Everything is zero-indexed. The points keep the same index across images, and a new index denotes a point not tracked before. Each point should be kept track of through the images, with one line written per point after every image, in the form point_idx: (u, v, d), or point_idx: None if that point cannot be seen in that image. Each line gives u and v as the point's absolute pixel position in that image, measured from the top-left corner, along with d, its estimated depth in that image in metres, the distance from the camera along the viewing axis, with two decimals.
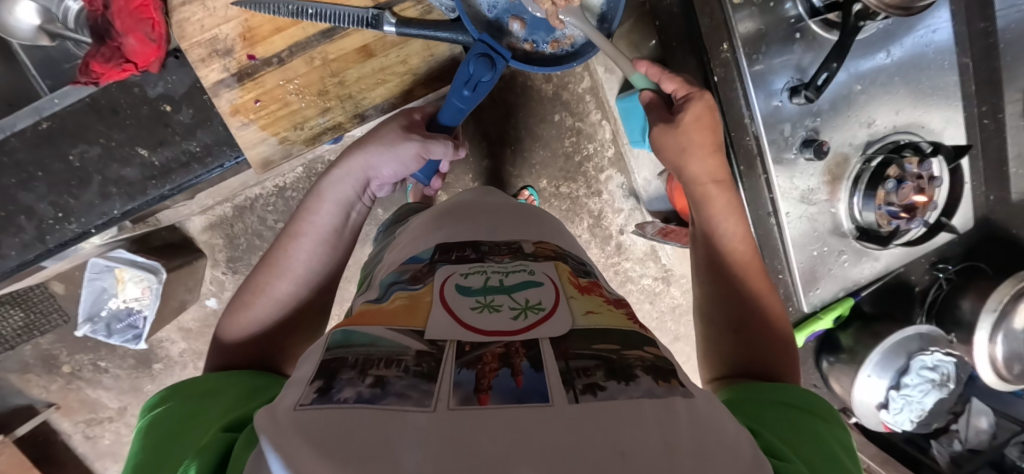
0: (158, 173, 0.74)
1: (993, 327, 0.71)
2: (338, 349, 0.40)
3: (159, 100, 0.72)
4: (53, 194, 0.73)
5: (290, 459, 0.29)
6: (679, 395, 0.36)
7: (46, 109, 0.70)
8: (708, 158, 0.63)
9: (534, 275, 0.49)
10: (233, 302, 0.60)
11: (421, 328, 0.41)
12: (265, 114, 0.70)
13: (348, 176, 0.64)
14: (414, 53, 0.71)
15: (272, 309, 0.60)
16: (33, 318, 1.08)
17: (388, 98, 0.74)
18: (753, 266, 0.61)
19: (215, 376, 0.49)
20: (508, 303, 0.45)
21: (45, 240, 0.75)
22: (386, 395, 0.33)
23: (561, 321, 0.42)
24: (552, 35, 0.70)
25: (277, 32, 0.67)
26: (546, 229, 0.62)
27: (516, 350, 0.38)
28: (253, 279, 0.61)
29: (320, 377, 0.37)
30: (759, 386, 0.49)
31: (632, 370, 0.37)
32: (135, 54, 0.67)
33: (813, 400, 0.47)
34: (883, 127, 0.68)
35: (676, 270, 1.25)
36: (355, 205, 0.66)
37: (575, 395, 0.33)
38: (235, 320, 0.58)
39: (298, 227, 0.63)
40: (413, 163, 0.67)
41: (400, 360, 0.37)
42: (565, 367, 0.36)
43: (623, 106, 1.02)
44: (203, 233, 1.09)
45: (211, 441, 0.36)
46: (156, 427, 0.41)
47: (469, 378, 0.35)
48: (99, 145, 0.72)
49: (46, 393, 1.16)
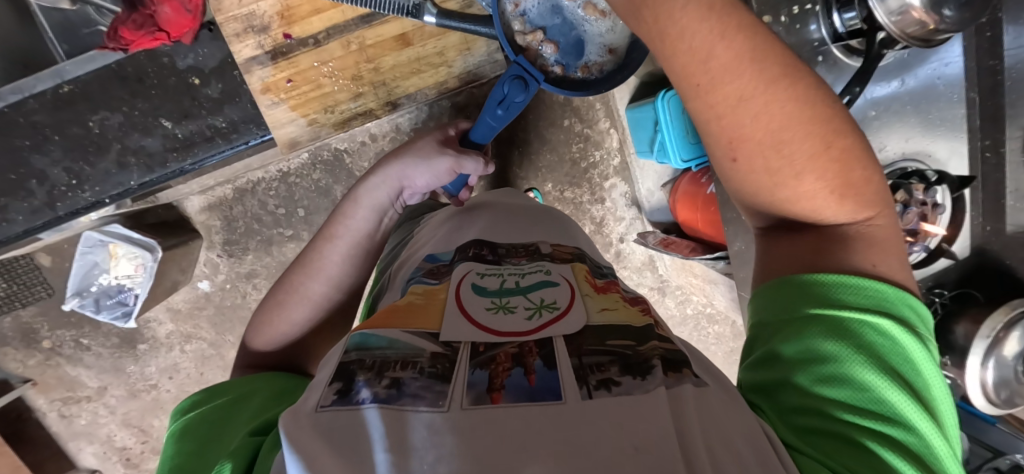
0: (179, 146, 0.73)
1: (986, 353, 0.71)
2: (357, 352, 0.39)
3: (188, 73, 0.71)
4: (69, 159, 0.71)
5: (308, 459, 0.30)
6: (688, 383, 0.37)
7: (67, 73, 0.68)
8: (716, 40, 0.40)
9: (550, 276, 0.50)
10: (267, 300, 0.62)
11: (436, 329, 0.42)
12: (297, 94, 0.70)
13: (384, 183, 0.64)
14: (451, 46, 0.72)
15: (303, 310, 0.61)
16: (16, 289, 1.04)
17: (423, 87, 0.75)
18: (814, 150, 0.42)
19: (242, 380, 0.48)
20: (523, 304, 0.45)
21: (55, 208, 0.73)
22: (401, 396, 0.34)
23: (576, 318, 0.43)
24: (581, 61, 0.70)
25: (315, 13, 0.66)
26: (567, 234, 0.63)
27: (530, 350, 0.39)
28: (287, 277, 0.63)
29: (339, 378, 0.37)
30: (786, 291, 0.43)
31: (648, 364, 0.38)
32: (170, 23, 0.66)
33: (859, 293, 0.41)
34: (893, 153, 0.73)
35: (671, 281, 1.26)
36: (388, 211, 0.66)
37: (588, 392, 0.34)
38: (270, 317, 0.60)
39: (333, 229, 0.64)
40: (446, 176, 0.67)
41: (416, 361, 0.37)
42: (578, 364, 0.37)
43: (634, 116, 1.03)
44: (201, 213, 1.07)
45: (241, 446, 0.36)
46: (186, 433, 0.41)
47: (483, 377, 0.36)
48: (121, 113, 0.71)
49: (23, 368, 1.12)
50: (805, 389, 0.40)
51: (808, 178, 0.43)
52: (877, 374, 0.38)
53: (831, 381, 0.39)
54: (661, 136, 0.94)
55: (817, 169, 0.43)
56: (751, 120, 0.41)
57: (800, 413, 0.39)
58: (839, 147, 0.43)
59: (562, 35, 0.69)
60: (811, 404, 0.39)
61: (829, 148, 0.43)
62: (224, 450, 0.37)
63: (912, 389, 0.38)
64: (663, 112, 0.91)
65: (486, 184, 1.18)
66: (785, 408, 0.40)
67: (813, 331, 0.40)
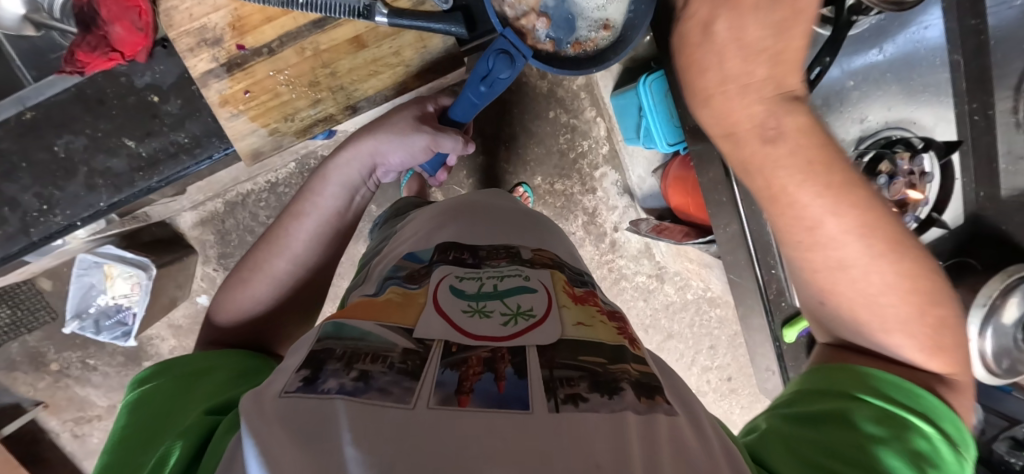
0: (144, 164, 0.65)
1: (984, 321, 0.68)
2: (329, 340, 0.39)
3: (146, 91, 0.63)
4: (39, 184, 0.64)
5: (262, 441, 0.28)
6: (661, 412, 0.36)
7: (30, 99, 0.61)
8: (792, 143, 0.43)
9: (529, 281, 0.48)
10: (232, 277, 0.60)
11: (411, 325, 0.41)
12: (255, 105, 0.64)
13: (356, 159, 0.63)
14: (407, 45, 0.66)
15: (268, 288, 0.58)
16: (20, 315, 1.06)
17: (381, 89, 0.69)
18: (878, 229, 0.42)
19: (202, 355, 0.47)
20: (499, 309, 0.44)
21: (29, 233, 0.66)
22: (368, 389, 0.33)
23: (551, 330, 0.42)
24: (570, 37, 0.69)
25: (267, 21, 0.61)
26: (546, 236, 0.60)
27: (502, 356, 0.37)
28: (252, 254, 0.60)
29: (307, 366, 0.36)
30: (828, 370, 0.44)
31: (618, 383, 0.37)
32: (122, 43, 0.59)
33: (907, 394, 0.40)
34: (874, 123, 0.73)
35: (669, 267, 1.25)
36: (360, 189, 0.65)
37: (556, 405, 0.33)
38: (233, 296, 0.57)
39: (300, 207, 0.62)
40: (423, 154, 0.67)
41: (386, 356, 0.36)
42: (548, 376, 0.36)
43: (618, 103, 1.01)
44: (194, 229, 1.08)
45: (193, 426, 0.35)
46: (141, 408, 0.40)
47: (452, 378, 0.35)
48: (85, 136, 0.63)
49: (34, 391, 1.14)
50: (822, 444, 0.37)
51: (871, 250, 0.42)
52: (904, 461, 0.36)
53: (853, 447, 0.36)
54: (646, 122, 0.93)
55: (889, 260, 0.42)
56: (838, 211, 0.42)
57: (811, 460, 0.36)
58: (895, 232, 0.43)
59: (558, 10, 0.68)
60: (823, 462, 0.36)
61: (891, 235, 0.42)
62: (176, 427, 0.36)
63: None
64: (645, 97, 0.89)
65: (475, 181, 1.17)
66: (795, 456, 0.37)
67: (845, 400, 0.40)
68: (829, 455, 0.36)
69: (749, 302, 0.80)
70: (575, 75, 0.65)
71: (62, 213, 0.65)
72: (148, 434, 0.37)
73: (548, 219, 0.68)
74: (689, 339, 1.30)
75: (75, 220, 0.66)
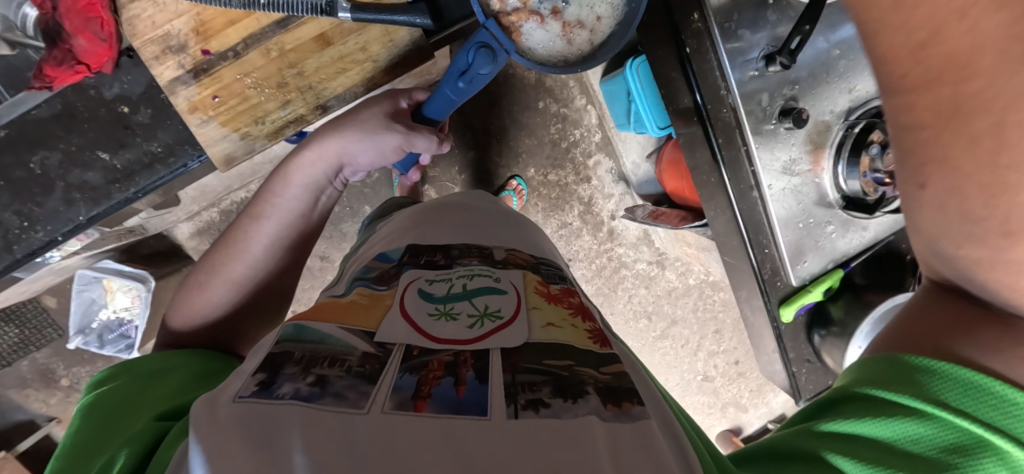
0: (121, 176, 0.65)
1: None
2: (288, 342, 0.39)
3: (116, 102, 0.63)
4: (17, 202, 0.64)
5: (210, 444, 0.28)
6: (628, 420, 0.35)
7: (1, 117, 0.61)
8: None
9: (498, 283, 0.47)
10: (189, 279, 0.60)
11: (373, 328, 0.40)
12: (225, 110, 0.64)
13: (321, 159, 0.62)
14: (373, 40, 0.65)
15: (225, 291, 0.58)
16: (27, 334, 1.08)
17: (351, 87, 0.68)
18: None
19: (161, 360, 0.48)
20: (466, 310, 0.43)
21: (12, 251, 0.66)
22: (324, 395, 0.32)
23: (517, 333, 0.41)
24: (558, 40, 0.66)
25: (230, 25, 0.60)
26: (520, 234, 0.60)
27: (464, 360, 0.37)
28: (210, 257, 0.60)
29: (263, 370, 0.36)
30: (887, 369, 0.36)
31: (583, 387, 0.36)
32: (87, 55, 0.59)
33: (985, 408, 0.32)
34: (864, 92, 0.67)
35: (669, 253, 1.23)
36: (326, 189, 0.65)
37: (515, 411, 0.32)
38: (191, 299, 0.58)
39: (260, 208, 0.61)
40: (393, 154, 0.66)
41: (345, 359, 0.36)
42: (510, 381, 0.35)
43: (606, 89, 0.99)
44: (192, 240, 1.07)
45: (144, 432, 0.36)
46: (95, 408, 0.40)
47: (411, 383, 0.34)
48: (59, 151, 0.63)
49: (46, 407, 1.16)
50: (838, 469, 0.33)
51: None
52: None
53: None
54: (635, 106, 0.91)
55: None
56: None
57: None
58: None
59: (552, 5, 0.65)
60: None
61: None
62: (127, 431, 0.37)
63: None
64: (632, 80, 0.87)
65: (468, 177, 1.17)
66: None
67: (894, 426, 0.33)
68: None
69: (744, 284, 0.78)
70: (561, 72, 0.63)
71: (44, 229, 0.66)
72: (98, 438, 0.37)
73: (525, 217, 0.68)
74: (694, 324, 1.29)
75: (57, 235, 0.66)
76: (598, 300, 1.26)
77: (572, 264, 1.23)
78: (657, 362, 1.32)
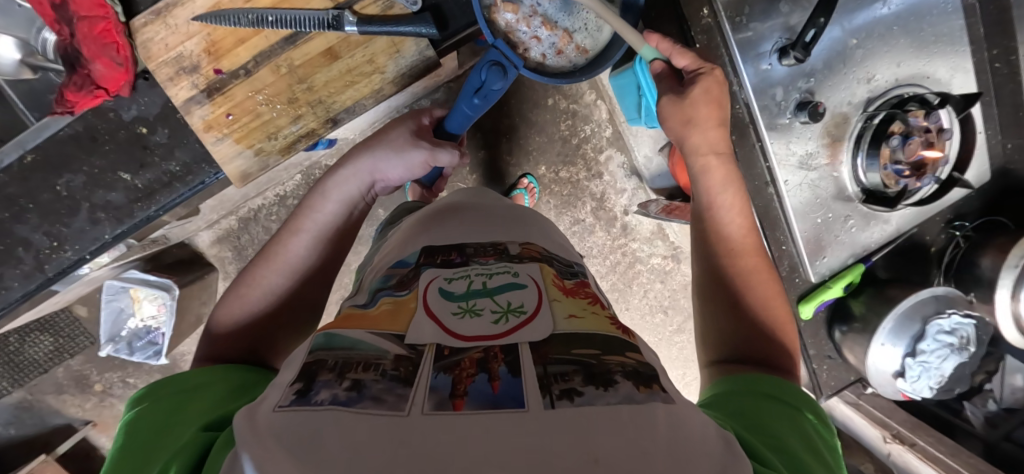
0: (142, 195, 0.67)
1: (1016, 283, 0.65)
2: (320, 351, 0.39)
3: (134, 123, 0.64)
4: (46, 224, 0.66)
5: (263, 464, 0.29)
6: (659, 399, 0.36)
7: (29, 142, 0.63)
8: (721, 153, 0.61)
9: (517, 277, 0.47)
10: (227, 293, 0.58)
11: (402, 331, 0.41)
12: (238, 127, 0.65)
13: (353, 177, 0.61)
14: (379, 52, 0.65)
15: (264, 302, 0.58)
16: (62, 342, 1.12)
17: (360, 99, 0.68)
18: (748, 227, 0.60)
19: (200, 370, 0.48)
20: (489, 306, 0.44)
21: (44, 270, 0.68)
22: (361, 399, 0.33)
23: (542, 326, 0.41)
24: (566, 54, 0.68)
25: (240, 44, 0.61)
26: (533, 230, 0.59)
27: (495, 355, 0.38)
28: (249, 269, 0.59)
29: (301, 378, 0.37)
30: (764, 380, 0.47)
31: (612, 376, 0.37)
32: (104, 79, 0.60)
33: (798, 389, 0.47)
34: (884, 82, 0.64)
35: (684, 247, 1.23)
36: (359, 204, 0.63)
37: (551, 401, 0.33)
38: (227, 310, 0.57)
39: (298, 222, 0.60)
40: (421, 170, 0.64)
41: (378, 364, 0.37)
42: (542, 372, 0.36)
43: (617, 83, 0.97)
44: (212, 247, 1.12)
45: (191, 442, 0.36)
46: (140, 427, 0.40)
47: (446, 382, 0.35)
48: (83, 173, 0.65)
49: (82, 412, 1.20)
50: (759, 426, 0.40)
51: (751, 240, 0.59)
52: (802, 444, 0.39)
53: (782, 428, 0.40)
54: (645, 100, 0.90)
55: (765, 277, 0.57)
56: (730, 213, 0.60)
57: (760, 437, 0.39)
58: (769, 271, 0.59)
59: (557, 11, 0.66)
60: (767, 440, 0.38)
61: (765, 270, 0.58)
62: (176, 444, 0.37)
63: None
64: (643, 76, 0.86)
65: (479, 177, 1.17)
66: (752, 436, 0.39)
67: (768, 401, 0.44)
68: (768, 437, 0.39)
69: None
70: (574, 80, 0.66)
71: (72, 248, 0.68)
72: (150, 454, 0.37)
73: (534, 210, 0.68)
74: None
75: (85, 254, 0.68)
76: (614, 295, 1.26)
77: (587, 260, 1.23)
78: (673, 355, 1.33)
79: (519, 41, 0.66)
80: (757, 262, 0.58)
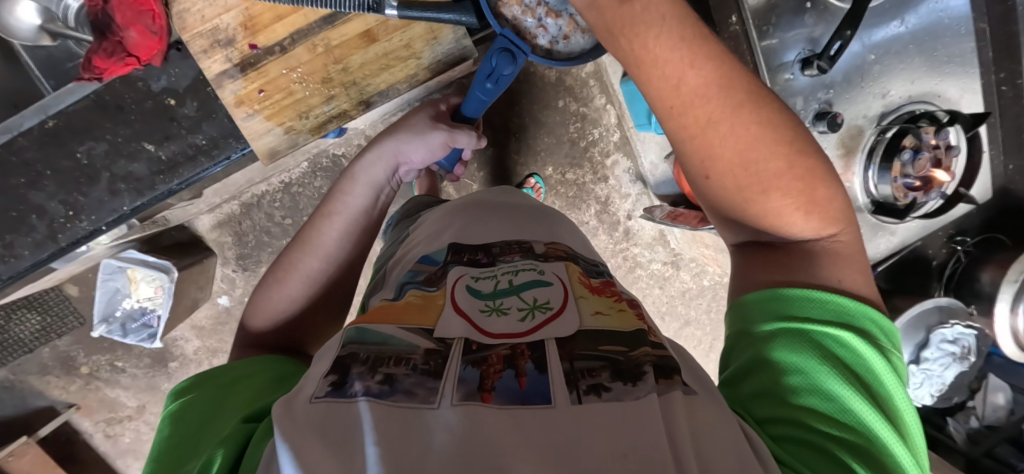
0: (165, 168, 0.66)
1: (1015, 296, 0.68)
2: (353, 345, 0.39)
3: (163, 94, 0.64)
4: (63, 193, 0.65)
5: (301, 455, 0.29)
6: (679, 390, 0.36)
7: (52, 107, 0.62)
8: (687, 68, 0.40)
9: (543, 275, 0.48)
10: (263, 279, 0.58)
11: (431, 326, 0.41)
12: (270, 104, 0.65)
13: (379, 160, 0.62)
14: (417, 37, 0.66)
15: (301, 285, 0.57)
16: (50, 321, 1.09)
17: (394, 83, 0.69)
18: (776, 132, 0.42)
19: (240, 362, 0.47)
20: (515, 305, 0.44)
21: (57, 240, 0.67)
22: (394, 392, 0.33)
23: (567, 323, 0.41)
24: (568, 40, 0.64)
25: (278, 20, 0.62)
26: (559, 229, 0.60)
27: (521, 352, 0.37)
28: (286, 253, 0.58)
29: (335, 371, 0.36)
30: (780, 312, 0.41)
31: (641, 369, 0.37)
32: (137, 47, 0.60)
33: (820, 307, 0.40)
34: (898, 98, 0.68)
35: (684, 254, 1.25)
36: (384, 189, 0.63)
37: (578, 396, 0.33)
38: (268, 296, 0.56)
39: (331, 206, 0.60)
40: (441, 151, 0.65)
41: (409, 358, 0.36)
42: (569, 368, 0.36)
43: (628, 89, 0.99)
44: (212, 231, 1.10)
45: (235, 432, 0.36)
46: (182, 419, 0.40)
47: (474, 376, 0.35)
48: (106, 141, 0.64)
49: (66, 394, 1.17)
50: (775, 405, 0.38)
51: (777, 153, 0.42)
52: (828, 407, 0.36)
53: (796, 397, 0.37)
54: None
55: (785, 190, 0.42)
56: (725, 134, 0.41)
57: (786, 439, 0.36)
58: (803, 164, 0.43)
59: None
60: (785, 426, 0.36)
61: (792, 165, 0.43)
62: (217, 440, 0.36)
63: (899, 426, 0.37)
64: None
65: (486, 174, 1.17)
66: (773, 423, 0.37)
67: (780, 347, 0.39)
68: (785, 421, 0.37)
69: None
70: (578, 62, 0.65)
71: (88, 219, 0.66)
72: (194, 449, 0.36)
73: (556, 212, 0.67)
74: (706, 325, 1.31)
75: (100, 225, 0.67)
76: None
77: None
78: None
79: (525, 31, 0.62)
80: (779, 173, 0.42)
